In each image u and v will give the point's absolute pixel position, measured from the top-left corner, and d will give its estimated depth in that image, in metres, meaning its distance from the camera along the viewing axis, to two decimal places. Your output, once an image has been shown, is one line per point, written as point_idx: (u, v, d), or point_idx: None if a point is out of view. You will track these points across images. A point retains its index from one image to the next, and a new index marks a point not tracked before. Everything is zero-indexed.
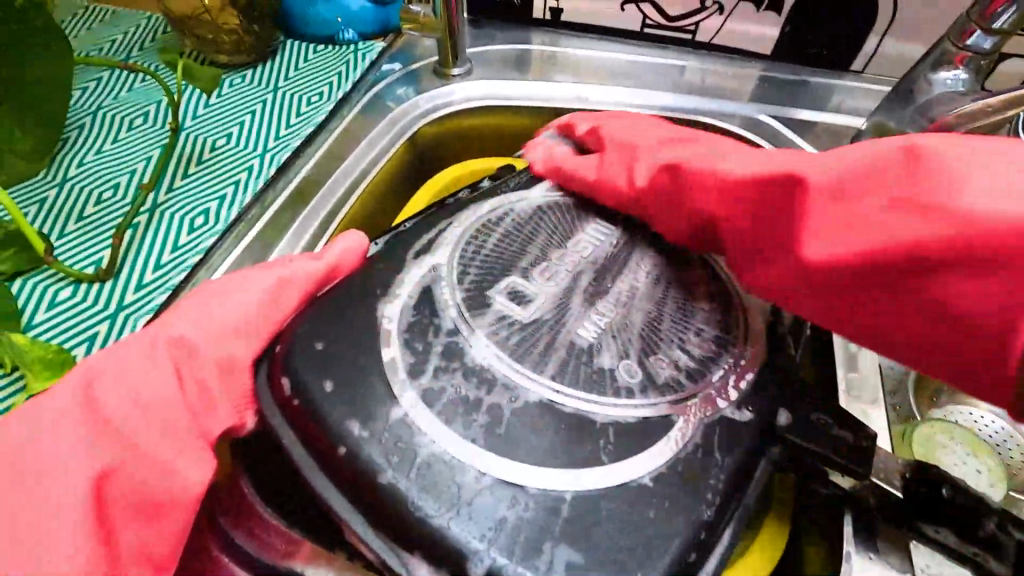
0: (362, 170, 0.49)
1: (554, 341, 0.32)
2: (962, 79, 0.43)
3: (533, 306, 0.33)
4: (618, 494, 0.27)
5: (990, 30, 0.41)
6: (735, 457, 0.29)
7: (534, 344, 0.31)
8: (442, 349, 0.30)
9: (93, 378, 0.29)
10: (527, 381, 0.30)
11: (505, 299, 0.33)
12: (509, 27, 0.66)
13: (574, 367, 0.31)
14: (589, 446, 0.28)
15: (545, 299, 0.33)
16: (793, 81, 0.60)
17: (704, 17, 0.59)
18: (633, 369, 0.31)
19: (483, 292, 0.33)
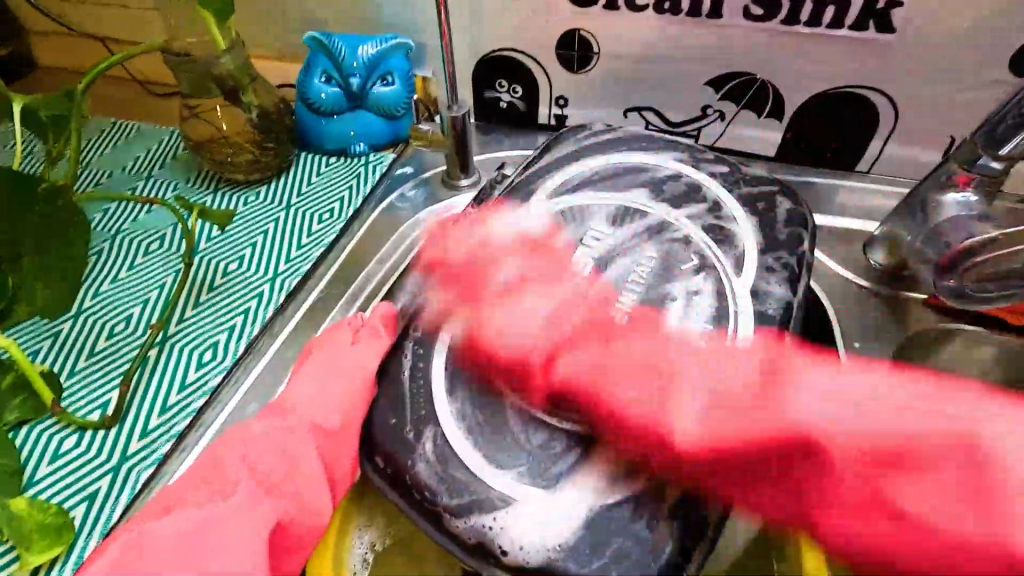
0: (371, 289, 0.51)
1: (585, 454, 0.35)
2: (973, 200, 0.43)
3: (580, 410, 0.36)
4: None
5: (998, 156, 0.41)
6: None
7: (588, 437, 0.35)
8: (506, 458, 0.35)
9: (260, 452, 0.36)
10: (558, 493, 0.34)
11: (559, 404, 0.37)
12: (515, 132, 0.69)
13: (607, 475, 0.34)
14: None
15: (586, 403, 0.37)
16: (798, 182, 0.60)
17: (706, 123, 0.61)
18: (659, 470, 0.34)
19: (546, 390, 0.37)
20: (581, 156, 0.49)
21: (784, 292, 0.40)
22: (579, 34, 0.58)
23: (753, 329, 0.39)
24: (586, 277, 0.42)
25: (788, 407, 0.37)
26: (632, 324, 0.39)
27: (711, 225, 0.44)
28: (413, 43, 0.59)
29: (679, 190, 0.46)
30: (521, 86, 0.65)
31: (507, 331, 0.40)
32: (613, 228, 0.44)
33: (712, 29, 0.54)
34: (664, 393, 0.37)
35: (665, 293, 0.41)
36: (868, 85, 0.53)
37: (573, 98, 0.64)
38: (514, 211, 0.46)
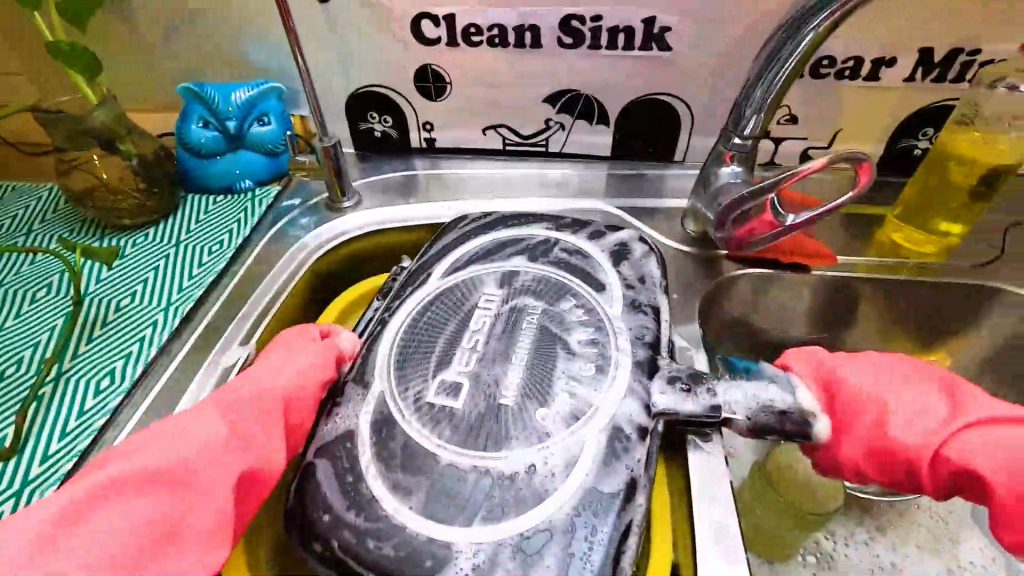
0: (265, 306, 0.56)
1: (511, 488, 0.39)
2: (738, 171, 0.55)
3: (503, 455, 0.40)
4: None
5: (744, 136, 0.53)
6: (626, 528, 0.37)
7: (509, 473, 0.40)
8: (439, 510, 0.38)
9: (233, 405, 0.39)
10: (501, 525, 0.37)
11: (482, 451, 0.41)
12: (393, 157, 0.77)
13: (534, 500, 0.38)
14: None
15: (504, 447, 0.41)
16: (631, 175, 0.73)
17: (550, 134, 0.72)
18: (580, 484, 0.39)
19: (466, 442, 0.41)
20: (464, 239, 0.57)
21: (652, 316, 0.49)
22: (432, 67, 0.67)
23: (632, 349, 0.47)
24: (483, 341, 0.47)
25: (675, 403, 0.44)
26: (531, 365, 0.45)
27: (582, 276, 0.53)
28: (284, 86, 0.65)
29: (557, 256, 0.54)
30: (391, 116, 0.73)
31: (422, 394, 0.44)
32: (503, 289, 0.52)
33: (538, 56, 0.65)
34: (573, 415, 0.42)
35: (557, 334, 0.48)
36: (667, 92, 0.66)
37: (437, 123, 0.73)
38: (415, 293, 0.52)
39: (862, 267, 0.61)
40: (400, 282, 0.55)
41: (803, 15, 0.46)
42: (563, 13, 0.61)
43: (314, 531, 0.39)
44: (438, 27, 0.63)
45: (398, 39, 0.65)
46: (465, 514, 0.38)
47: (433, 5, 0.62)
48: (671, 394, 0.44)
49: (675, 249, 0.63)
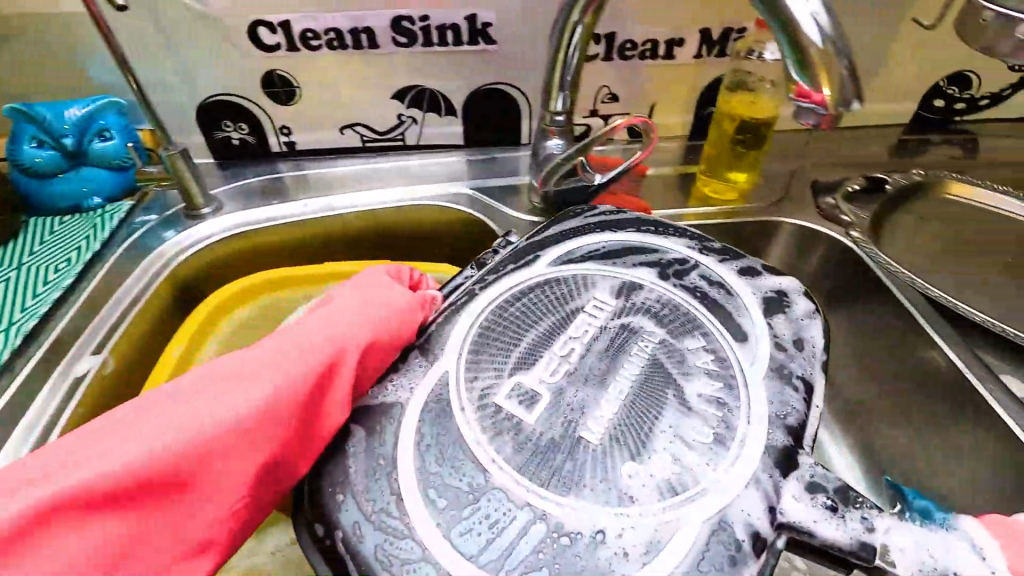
0: (118, 315, 0.57)
1: (568, 542, 0.36)
2: (560, 143, 0.64)
3: (600, 481, 0.38)
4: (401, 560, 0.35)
5: (559, 112, 0.61)
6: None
7: (568, 493, 0.37)
8: (460, 542, 0.35)
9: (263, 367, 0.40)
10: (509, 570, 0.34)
11: (543, 498, 0.37)
12: (255, 163, 0.78)
13: (595, 574, 0.34)
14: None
15: (597, 487, 0.38)
16: (485, 159, 0.80)
17: (404, 128, 0.77)
18: (661, 572, 0.35)
19: (533, 496, 0.37)
20: (569, 258, 0.53)
21: (802, 393, 0.41)
22: (277, 73, 0.70)
23: (769, 430, 0.40)
24: (548, 387, 0.43)
25: (813, 521, 0.36)
26: (607, 452, 0.39)
27: (716, 369, 0.43)
28: (125, 101, 0.65)
29: (674, 314, 0.47)
30: (246, 124, 0.75)
31: (492, 396, 0.42)
32: (616, 301, 0.49)
33: (376, 56, 0.69)
34: (670, 486, 0.38)
35: (673, 376, 0.43)
36: (501, 82, 0.73)
37: (293, 126, 0.75)
38: (518, 273, 0.51)
39: (685, 216, 0.70)
40: (502, 257, 0.53)
41: (575, 11, 0.52)
42: (391, 15, 0.66)
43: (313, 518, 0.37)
44: (276, 34, 0.66)
45: (237, 48, 0.67)
46: (464, 531, 0.36)
47: (266, 13, 0.65)
48: (807, 508, 0.37)
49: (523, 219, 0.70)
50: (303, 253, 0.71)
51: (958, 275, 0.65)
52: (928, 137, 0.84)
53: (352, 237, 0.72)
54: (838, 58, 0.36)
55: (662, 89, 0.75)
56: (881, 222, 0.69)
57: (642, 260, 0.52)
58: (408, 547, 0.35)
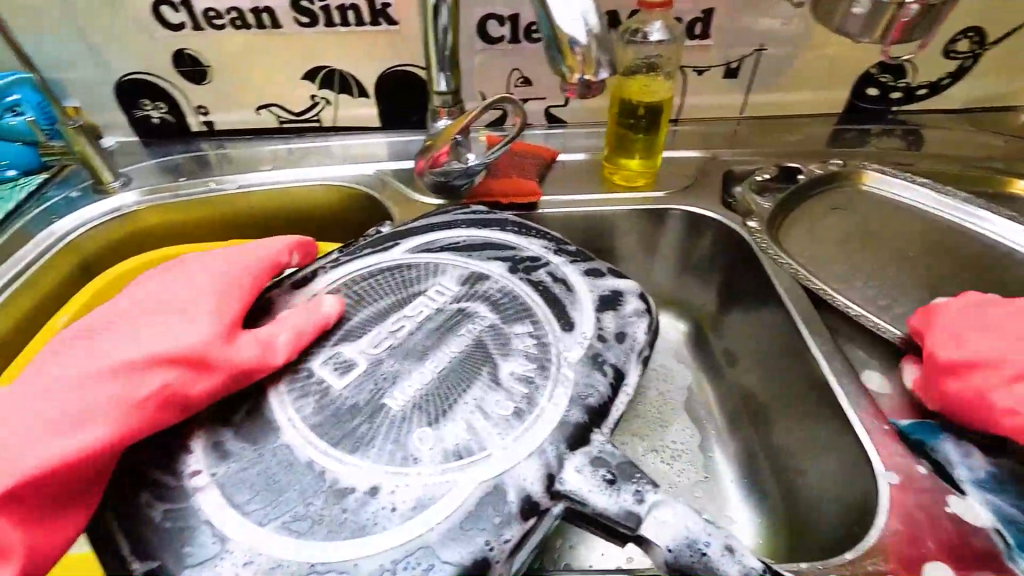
0: (7, 282, 0.60)
1: (336, 504, 0.30)
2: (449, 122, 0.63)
3: (379, 440, 0.33)
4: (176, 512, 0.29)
5: (443, 91, 0.61)
6: (430, 536, 0.29)
7: (348, 456, 0.32)
8: (235, 495, 0.29)
9: (169, 344, 0.33)
10: (267, 528, 0.28)
11: (323, 462, 0.31)
12: (177, 142, 0.80)
13: (348, 532, 0.29)
14: (246, 526, 0.28)
15: (378, 443, 0.33)
16: (402, 142, 0.80)
17: (319, 109, 0.77)
18: (418, 534, 0.29)
19: (307, 463, 0.31)
20: (427, 238, 0.50)
21: (610, 378, 0.39)
22: (186, 52, 0.71)
23: (566, 407, 0.36)
24: (358, 355, 0.38)
25: (588, 490, 0.33)
26: (405, 417, 0.34)
27: (538, 348, 0.40)
28: (33, 77, 0.67)
29: (513, 304, 0.44)
30: (164, 103, 0.76)
31: (299, 362, 0.37)
32: (460, 288, 0.45)
33: (280, 36, 0.70)
34: (456, 451, 0.33)
35: (492, 356, 0.39)
36: (410, 63, 0.73)
37: (210, 106, 0.77)
38: (370, 258, 0.47)
39: (578, 202, 0.68)
40: (362, 244, 0.49)
41: None
42: None
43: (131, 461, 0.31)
44: (179, 13, 0.67)
45: (144, 27, 0.69)
46: (237, 482, 0.30)
47: None
48: (582, 476, 0.33)
49: (424, 202, 0.70)
50: (216, 229, 0.74)
51: (858, 268, 0.63)
52: (864, 128, 0.81)
53: (264, 213, 0.74)
54: (599, 54, 0.37)
55: None
56: (785, 215, 0.68)
57: (499, 250, 0.49)
58: (179, 497, 0.29)
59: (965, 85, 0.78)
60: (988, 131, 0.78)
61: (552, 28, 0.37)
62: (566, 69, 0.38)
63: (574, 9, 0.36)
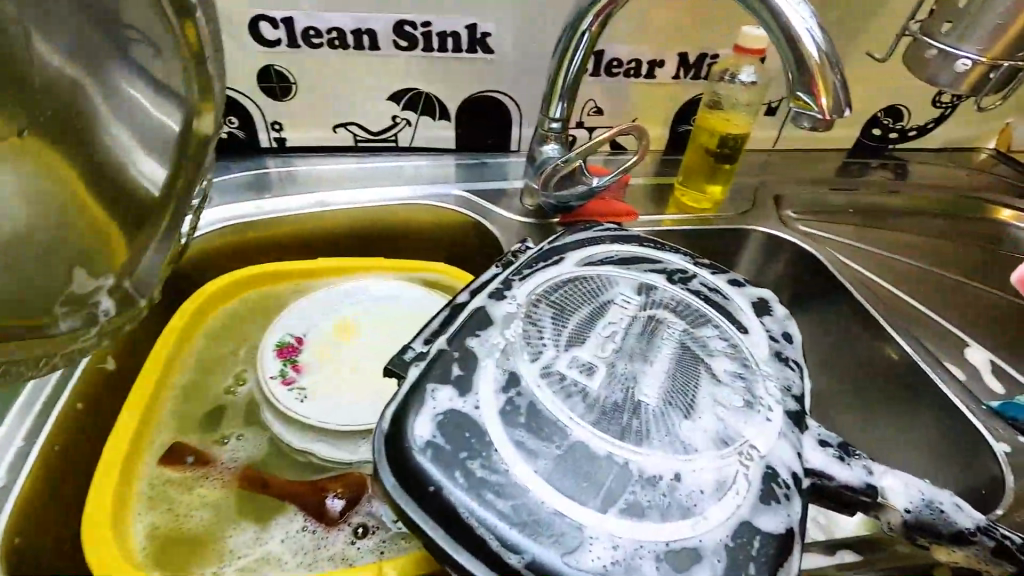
0: None
1: (656, 490, 0.32)
2: (557, 149, 0.67)
3: (654, 431, 0.36)
4: (528, 503, 0.30)
5: (557, 118, 0.65)
6: (744, 513, 0.32)
7: (640, 447, 0.34)
8: (572, 487, 0.31)
9: None
10: (609, 515, 0.31)
11: (624, 452, 0.34)
12: (244, 156, 0.77)
13: (678, 514, 0.31)
14: (598, 513, 0.30)
15: (655, 434, 0.36)
16: (478, 163, 0.82)
17: (398, 130, 0.79)
18: (732, 510, 0.32)
19: (610, 455, 0.33)
20: (584, 250, 0.53)
21: (798, 372, 0.45)
22: (275, 68, 0.70)
23: (780, 397, 0.41)
24: (591, 359, 0.40)
25: (830, 466, 0.38)
26: (664, 411, 0.37)
27: (728, 347, 0.45)
28: None
29: (688, 310, 0.48)
30: (235, 117, 0.74)
31: (544, 366, 0.39)
32: (640, 297, 0.48)
33: (376, 56, 0.71)
34: (721, 438, 0.36)
35: (699, 356, 0.43)
36: (496, 90, 0.76)
37: (286, 122, 0.76)
38: (547, 270, 0.49)
39: (661, 222, 0.75)
40: (526, 256, 0.51)
41: (588, 18, 0.57)
42: (395, 19, 0.68)
43: (454, 459, 0.32)
44: (277, 30, 0.67)
45: (233, 38, 0.67)
46: (560, 475, 0.32)
47: (269, 9, 0.65)
48: (822, 455, 0.38)
49: (520, 222, 0.75)
50: (300, 250, 0.73)
51: None
52: (867, 161, 0.94)
53: (347, 233, 0.74)
54: (832, 67, 0.39)
55: (641, 108, 0.80)
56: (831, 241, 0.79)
57: (650, 262, 0.54)
58: (519, 491, 0.31)
59: (944, 128, 0.94)
60: (957, 166, 0.95)
61: (790, 58, 0.40)
62: (805, 98, 0.40)
63: (803, 24, 0.38)
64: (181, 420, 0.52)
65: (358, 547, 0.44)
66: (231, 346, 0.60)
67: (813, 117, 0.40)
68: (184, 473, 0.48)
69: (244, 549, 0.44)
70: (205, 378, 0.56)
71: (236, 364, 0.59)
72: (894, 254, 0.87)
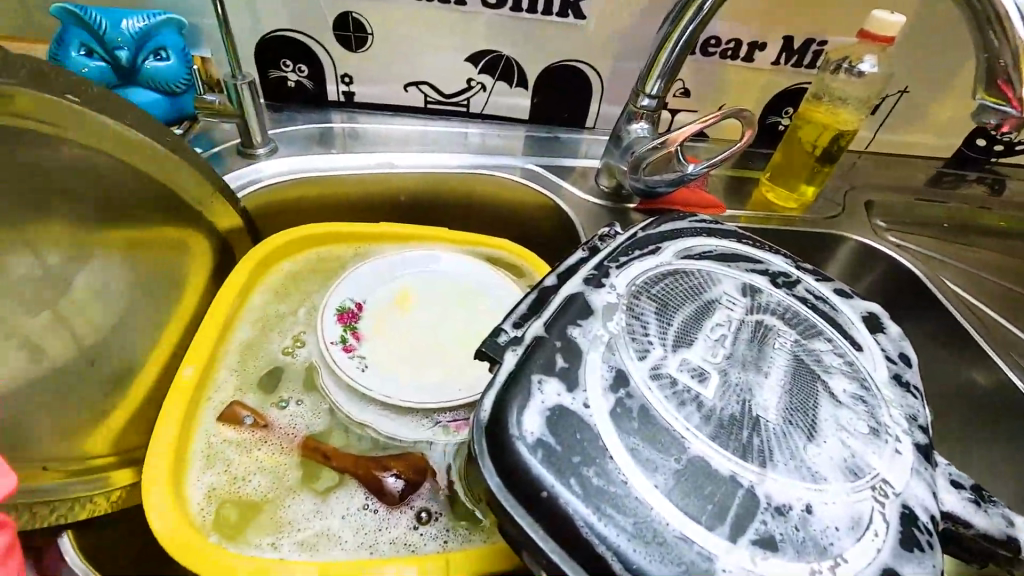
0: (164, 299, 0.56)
1: (788, 523, 0.29)
2: (647, 129, 0.63)
3: (779, 453, 0.32)
4: (651, 523, 0.27)
5: (653, 96, 0.60)
6: (882, 558, 0.29)
7: (766, 471, 0.31)
8: (697, 509, 0.28)
9: None
10: (738, 546, 0.27)
11: (750, 475, 0.30)
12: (309, 109, 0.74)
13: (815, 552, 0.28)
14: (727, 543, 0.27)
15: (781, 457, 0.32)
16: (550, 137, 0.78)
17: (471, 95, 0.74)
18: (872, 554, 0.29)
19: (736, 478, 0.30)
20: (682, 241, 0.49)
21: (921, 400, 0.40)
22: (352, 16, 0.66)
23: (907, 428, 0.37)
24: (703, 364, 0.36)
25: (967, 511, 0.34)
26: (787, 431, 0.34)
27: (845, 365, 0.41)
28: (185, 21, 0.60)
29: (798, 319, 0.44)
30: (306, 66, 0.70)
31: (655, 366, 0.35)
32: (745, 299, 0.44)
33: (460, 13, 0.66)
34: (851, 469, 0.33)
35: (816, 372, 0.39)
36: (583, 60, 0.71)
37: (356, 76, 0.72)
38: (646, 260, 0.45)
39: (745, 219, 0.70)
40: (621, 242, 0.47)
41: None
42: None
43: (569, 463, 0.28)
44: None
45: None
46: (683, 494, 0.28)
47: None
48: (957, 498, 0.34)
49: (593, 204, 0.71)
50: (362, 211, 0.70)
51: None
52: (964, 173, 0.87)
53: (411, 200, 0.71)
54: None
55: (733, 93, 0.74)
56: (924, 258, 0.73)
57: (752, 262, 0.49)
58: (638, 508, 0.27)
59: None
60: None
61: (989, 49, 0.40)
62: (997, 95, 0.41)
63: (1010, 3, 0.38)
64: (240, 377, 0.50)
65: (421, 533, 0.42)
66: (291, 305, 0.58)
67: (1004, 113, 0.41)
68: (242, 434, 0.46)
69: (303, 522, 0.42)
70: (264, 338, 0.54)
71: (295, 325, 0.56)
72: (985, 277, 0.81)
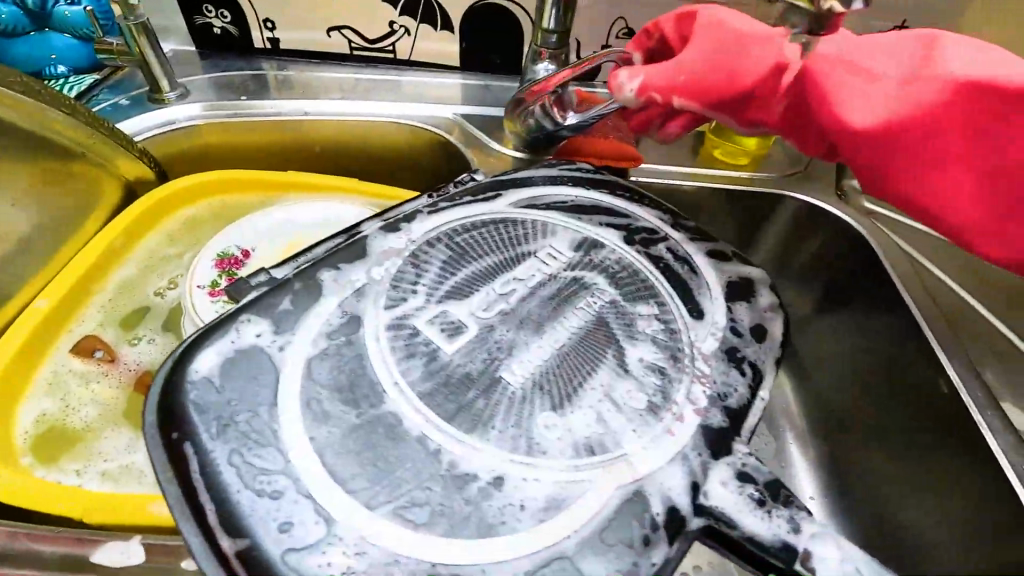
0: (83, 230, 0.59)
1: (459, 495, 0.25)
2: (552, 69, 0.56)
3: (500, 420, 0.28)
4: (281, 480, 0.25)
5: (553, 29, 0.54)
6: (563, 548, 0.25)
7: (466, 437, 0.27)
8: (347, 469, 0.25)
9: None
10: (375, 513, 0.25)
11: (442, 440, 0.27)
12: (238, 56, 0.73)
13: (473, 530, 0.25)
14: (363, 510, 0.24)
15: (500, 424, 0.28)
16: (484, 85, 0.73)
17: (396, 39, 0.70)
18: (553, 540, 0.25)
19: (421, 441, 0.27)
20: (532, 187, 0.44)
21: (750, 380, 0.34)
22: None
23: (704, 407, 0.31)
24: (465, 318, 0.32)
25: (737, 509, 0.28)
26: (527, 397, 0.29)
27: (665, 332, 0.35)
28: None
29: (634, 278, 0.38)
30: (228, 11, 0.69)
31: (400, 316, 0.32)
32: (574, 254, 0.39)
33: None
34: (588, 446, 0.28)
35: (617, 337, 0.34)
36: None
37: (278, 20, 0.70)
38: (470, 206, 0.41)
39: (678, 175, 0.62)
40: (457, 185, 0.43)
41: None
42: None
43: (224, 409, 0.26)
44: None
45: None
46: (340, 452, 0.26)
47: None
48: (731, 494, 0.28)
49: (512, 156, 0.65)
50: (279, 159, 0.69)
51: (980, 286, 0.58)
52: None
53: (328, 148, 0.69)
54: None
55: None
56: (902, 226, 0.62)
57: (613, 213, 0.43)
58: (274, 462, 0.25)
59: None
60: None
61: None
62: None
63: None
64: (105, 313, 0.52)
65: None
66: (179, 249, 0.58)
67: None
68: (88, 366, 0.48)
69: (116, 454, 0.43)
70: (141, 278, 0.55)
71: (176, 268, 0.57)
72: None
